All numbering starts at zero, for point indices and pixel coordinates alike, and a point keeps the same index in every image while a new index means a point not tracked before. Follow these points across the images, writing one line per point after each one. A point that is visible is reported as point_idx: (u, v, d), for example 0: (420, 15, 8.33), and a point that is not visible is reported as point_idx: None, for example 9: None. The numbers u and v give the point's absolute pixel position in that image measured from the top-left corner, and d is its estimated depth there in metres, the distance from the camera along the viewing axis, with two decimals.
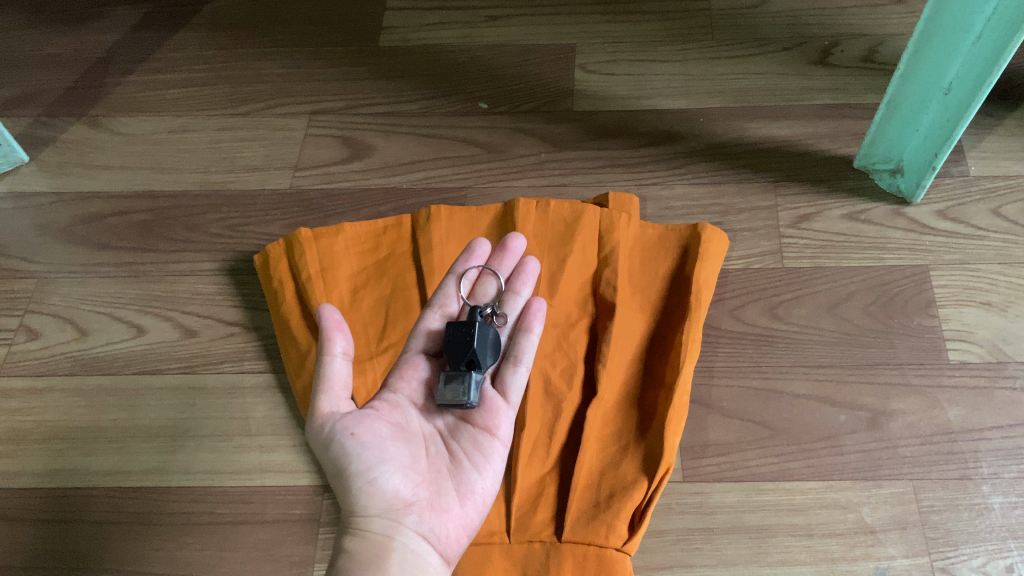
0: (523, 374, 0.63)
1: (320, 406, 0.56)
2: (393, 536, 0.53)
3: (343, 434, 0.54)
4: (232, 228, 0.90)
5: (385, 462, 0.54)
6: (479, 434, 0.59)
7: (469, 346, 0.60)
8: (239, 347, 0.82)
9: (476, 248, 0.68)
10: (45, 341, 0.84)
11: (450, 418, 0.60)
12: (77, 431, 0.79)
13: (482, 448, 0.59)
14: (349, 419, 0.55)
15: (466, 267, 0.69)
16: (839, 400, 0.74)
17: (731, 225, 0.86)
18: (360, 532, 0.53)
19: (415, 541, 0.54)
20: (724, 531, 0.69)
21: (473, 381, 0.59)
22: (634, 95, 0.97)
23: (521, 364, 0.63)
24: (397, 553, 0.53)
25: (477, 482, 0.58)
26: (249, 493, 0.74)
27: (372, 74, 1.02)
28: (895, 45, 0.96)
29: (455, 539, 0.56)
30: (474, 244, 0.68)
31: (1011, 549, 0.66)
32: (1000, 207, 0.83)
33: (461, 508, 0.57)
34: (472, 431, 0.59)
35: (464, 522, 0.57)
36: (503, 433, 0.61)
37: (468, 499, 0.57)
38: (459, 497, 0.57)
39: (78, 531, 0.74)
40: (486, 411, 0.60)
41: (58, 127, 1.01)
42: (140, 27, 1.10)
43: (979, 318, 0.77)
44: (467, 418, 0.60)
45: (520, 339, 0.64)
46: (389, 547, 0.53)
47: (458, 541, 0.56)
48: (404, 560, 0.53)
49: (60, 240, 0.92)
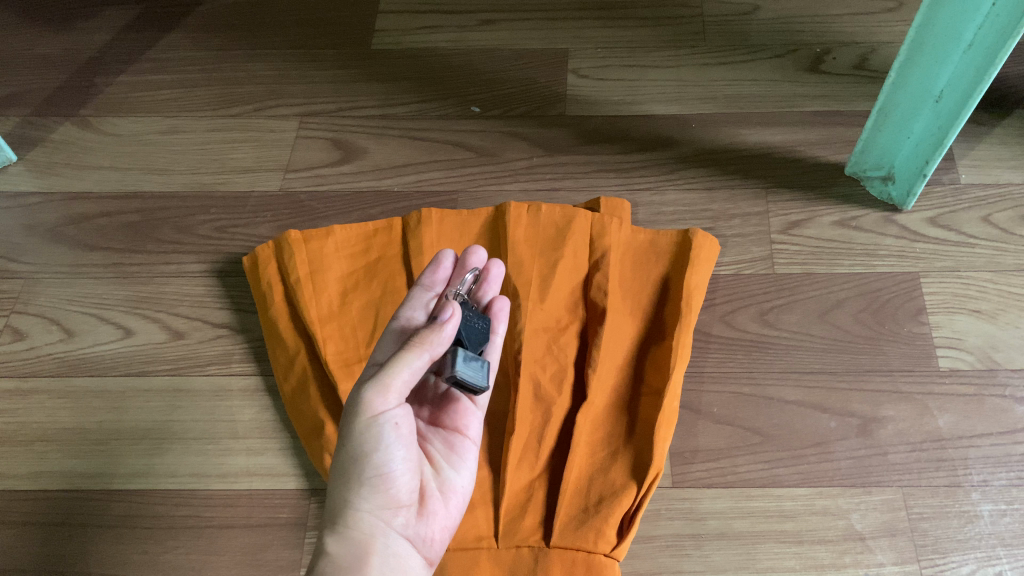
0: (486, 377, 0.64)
1: (376, 389, 0.51)
2: (379, 536, 0.52)
3: (382, 424, 0.51)
4: (222, 230, 0.90)
5: (399, 460, 0.52)
6: (451, 434, 0.60)
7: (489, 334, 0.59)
8: (228, 349, 0.82)
9: (442, 260, 0.65)
10: (31, 342, 0.84)
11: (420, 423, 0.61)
12: (62, 433, 0.78)
13: (455, 448, 0.59)
14: (395, 410, 0.52)
15: (433, 279, 0.65)
16: (830, 407, 0.74)
17: (722, 231, 0.86)
18: (346, 530, 0.51)
19: (398, 543, 0.53)
20: (713, 537, 0.69)
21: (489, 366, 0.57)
22: (626, 100, 0.97)
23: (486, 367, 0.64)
24: (379, 555, 0.51)
25: (456, 480, 0.58)
26: (236, 497, 0.74)
27: (365, 77, 1.02)
28: (886, 53, 0.97)
29: (438, 539, 0.56)
30: (439, 256, 0.65)
31: (1000, 557, 0.66)
32: (990, 215, 0.84)
33: (444, 509, 0.57)
34: (444, 431, 0.60)
35: (446, 523, 0.57)
36: (473, 432, 0.61)
37: (450, 498, 0.57)
38: (443, 497, 0.57)
39: (62, 534, 0.73)
40: (454, 413, 0.60)
41: (48, 127, 1.01)
42: (132, 27, 1.09)
43: (969, 325, 0.77)
44: (436, 420, 0.60)
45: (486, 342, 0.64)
46: (374, 547, 0.51)
47: (439, 543, 0.56)
48: (387, 562, 0.52)
49: (48, 240, 0.91)
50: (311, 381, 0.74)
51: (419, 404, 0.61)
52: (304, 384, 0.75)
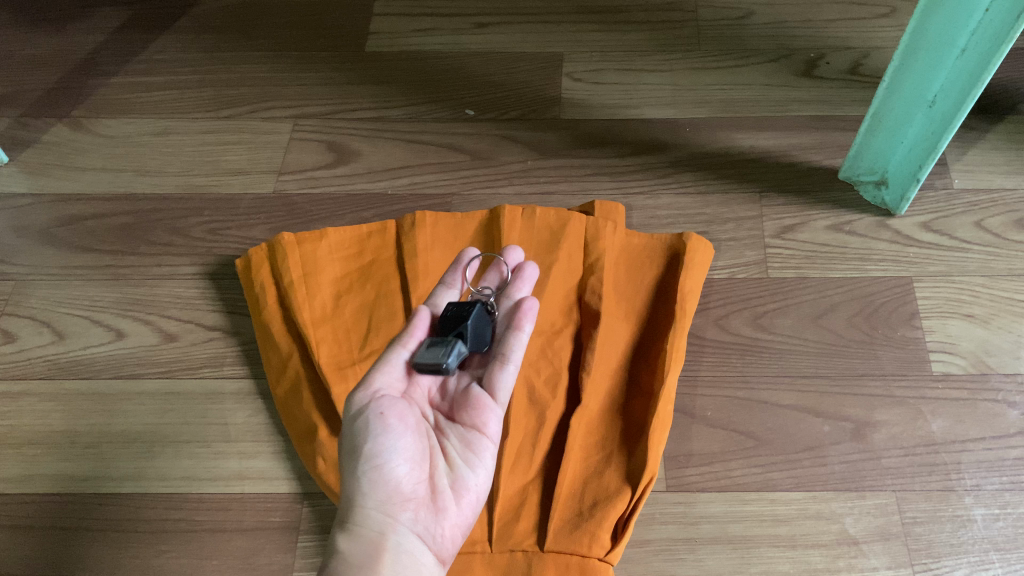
0: (511, 374, 0.60)
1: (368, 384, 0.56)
2: (388, 534, 0.52)
3: (372, 415, 0.54)
4: (214, 232, 0.89)
5: (396, 451, 0.53)
6: (469, 431, 0.58)
7: (462, 321, 0.60)
8: (220, 352, 0.81)
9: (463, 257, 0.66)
10: (21, 344, 0.83)
11: (441, 418, 0.59)
12: (53, 436, 0.78)
13: (472, 446, 0.57)
14: (383, 400, 0.55)
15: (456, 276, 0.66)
16: (824, 411, 0.74)
17: (716, 235, 0.86)
18: (355, 529, 0.51)
19: (408, 541, 0.52)
20: (707, 541, 0.68)
21: (456, 349, 0.57)
22: (620, 104, 0.97)
23: (510, 363, 0.60)
24: (390, 551, 0.51)
25: (470, 478, 0.57)
26: (228, 500, 0.73)
27: (359, 80, 1.02)
28: (879, 58, 0.97)
29: (450, 538, 0.55)
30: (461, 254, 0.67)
31: (993, 561, 0.66)
32: (983, 220, 0.84)
33: (456, 506, 0.55)
34: (461, 429, 0.58)
35: (459, 521, 0.56)
36: (492, 431, 0.59)
37: (463, 497, 0.56)
38: (454, 495, 0.56)
39: (51, 538, 0.72)
40: (473, 409, 0.58)
41: (39, 128, 1.00)
42: (125, 28, 1.09)
43: (962, 330, 0.78)
44: (455, 416, 0.59)
45: (510, 337, 0.60)
46: (384, 545, 0.51)
47: (452, 541, 0.55)
48: (398, 559, 0.51)
49: (39, 242, 0.90)
50: (304, 384, 0.74)
51: (439, 399, 0.60)
52: (297, 388, 0.74)
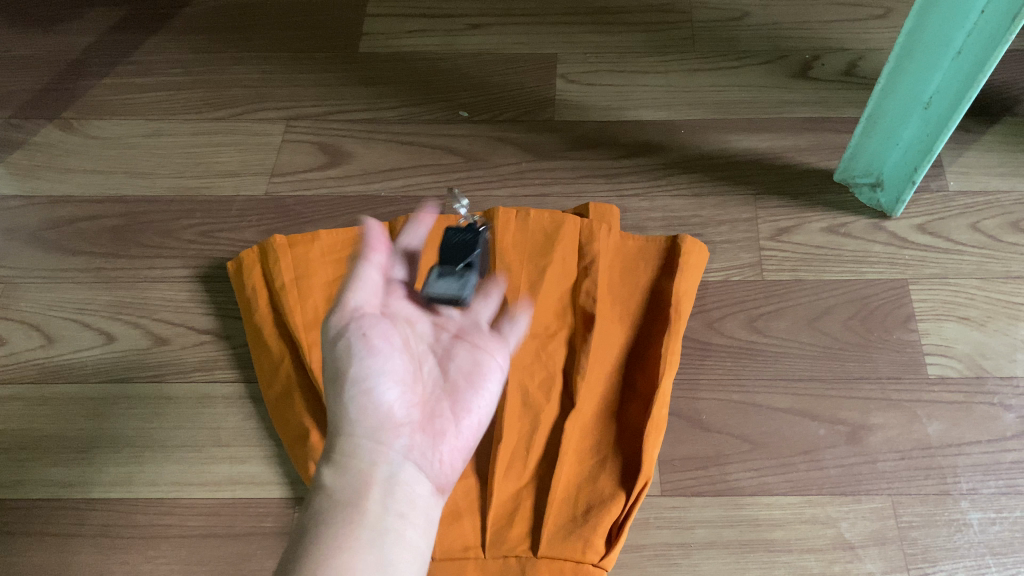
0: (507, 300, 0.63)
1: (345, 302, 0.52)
2: (380, 463, 0.49)
3: (355, 339, 0.51)
4: (206, 235, 0.89)
5: (386, 372, 0.51)
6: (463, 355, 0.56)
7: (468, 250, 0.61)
8: (212, 355, 0.80)
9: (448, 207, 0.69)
10: (11, 348, 0.82)
11: None
12: (41, 441, 0.77)
13: (467, 370, 0.55)
14: (367, 323, 0.51)
15: None
16: (819, 414, 0.73)
17: (710, 237, 0.85)
18: (343, 459, 0.49)
19: (403, 468, 0.50)
20: (702, 546, 0.68)
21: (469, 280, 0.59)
22: (615, 105, 0.97)
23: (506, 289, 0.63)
24: (382, 483, 0.48)
25: (466, 404, 0.54)
26: (219, 506, 0.72)
27: (352, 81, 1.01)
28: (874, 60, 0.97)
29: (448, 465, 0.52)
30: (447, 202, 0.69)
31: (989, 565, 0.66)
32: (978, 222, 0.84)
33: (452, 432, 0.53)
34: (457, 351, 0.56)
35: (456, 448, 0.53)
36: (486, 354, 0.57)
37: (459, 422, 0.54)
38: (450, 420, 0.53)
39: (40, 544, 0.71)
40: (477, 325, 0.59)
41: (29, 129, 0.99)
42: (117, 29, 1.08)
43: (958, 332, 0.77)
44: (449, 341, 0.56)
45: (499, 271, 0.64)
46: (376, 474, 0.48)
47: (449, 467, 0.53)
48: (391, 488, 0.48)
49: (29, 244, 0.89)
50: (296, 388, 0.73)
51: None
52: (288, 392, 0.73)
